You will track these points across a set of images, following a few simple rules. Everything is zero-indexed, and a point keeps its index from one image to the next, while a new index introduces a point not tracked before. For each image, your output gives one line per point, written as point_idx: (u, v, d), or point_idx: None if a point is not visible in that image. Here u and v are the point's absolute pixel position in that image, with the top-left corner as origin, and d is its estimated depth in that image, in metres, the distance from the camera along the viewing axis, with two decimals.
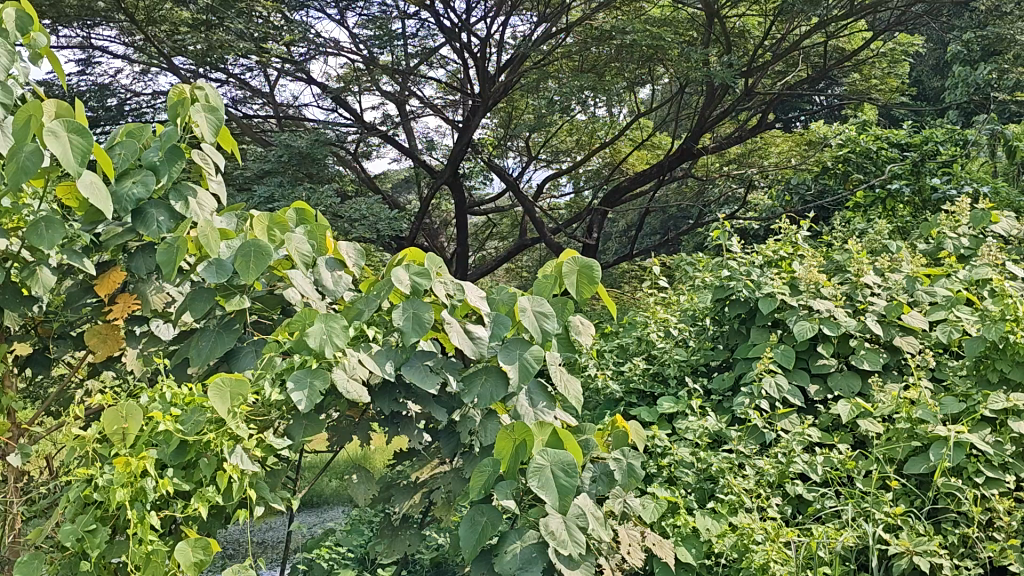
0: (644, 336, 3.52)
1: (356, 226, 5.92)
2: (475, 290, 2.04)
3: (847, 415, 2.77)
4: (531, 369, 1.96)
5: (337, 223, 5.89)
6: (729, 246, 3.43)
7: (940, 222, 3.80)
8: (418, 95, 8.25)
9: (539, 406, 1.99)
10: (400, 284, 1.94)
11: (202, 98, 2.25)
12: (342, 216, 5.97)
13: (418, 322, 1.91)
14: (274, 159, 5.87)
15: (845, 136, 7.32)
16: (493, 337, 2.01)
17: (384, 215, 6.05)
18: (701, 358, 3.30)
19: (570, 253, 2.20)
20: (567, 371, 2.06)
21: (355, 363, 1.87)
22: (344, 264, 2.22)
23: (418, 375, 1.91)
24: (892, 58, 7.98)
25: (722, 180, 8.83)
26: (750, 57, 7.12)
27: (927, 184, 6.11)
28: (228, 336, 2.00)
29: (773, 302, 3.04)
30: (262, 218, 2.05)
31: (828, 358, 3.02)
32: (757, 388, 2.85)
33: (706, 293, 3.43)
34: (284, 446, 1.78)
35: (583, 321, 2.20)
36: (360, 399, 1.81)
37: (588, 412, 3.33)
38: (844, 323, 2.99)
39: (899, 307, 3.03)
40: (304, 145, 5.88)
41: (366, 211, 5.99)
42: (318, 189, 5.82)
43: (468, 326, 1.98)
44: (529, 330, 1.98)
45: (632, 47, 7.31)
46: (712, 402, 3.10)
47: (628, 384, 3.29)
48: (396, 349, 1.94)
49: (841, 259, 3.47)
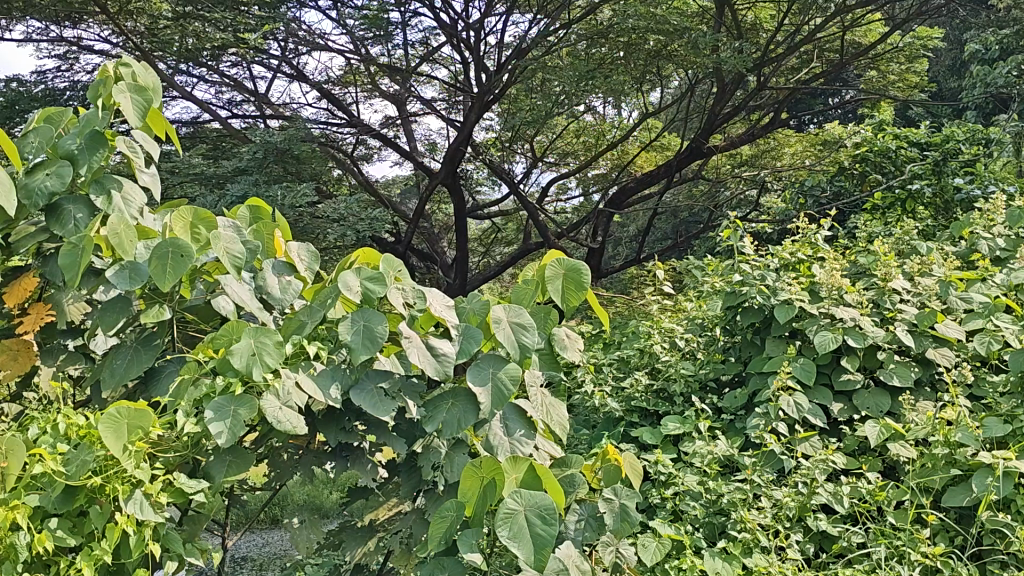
0: (647, 348, 3.20)
1: (339, 226, 5.61)
2: (439, 298, 1.74)
3: (877, 439, 2.45)
4: (506, 393, 1.67)
5: (324, 224, 5.58)
6: (741, 248, 3.11)
7: (972, 221, 3.45)
8: (419, 95, 7.97)
9: (515, 435, 1.69)
10: (350, 291, 1.64)
11: (129, 77, 1.96)
12: (323, 217, 5.69)
13: (369, 337, 1.60)
14: (248, 159, 5.62)
15: (863, 134, 6.98)
16: (461, 353, 1.70)
17: (366, 215, 5.75)
18: (711, 373, 2.96)
19: (554, 255, 1.91)
20: (548, 395, 1.77)
21: (291, 387, 1.55)
22: (294, 269, 1.94)
23: (368, 401, 1.60)
24: (910, 52, 7.56)
25: (734, 181, 8.48)
26: (765, 47, 6.78)
27: (950, 184, 5.76)
28: (146, 354, 1.69)
29: (790, 311, 2.72)
30: (184, 214, 1.72)
31: (853, 373, 2.70)
32: (774, 407, 2.53)
33: (715, 300, 3.10)
34: (200, 489, 1.47)
35: (571, 334, 1.88)
36: (296, 431, 1.50)
37: (584, 434, 3.01)
38: (871, 334, 2.67)
39: (931, 315, 2.72)
40: (285, 140, 5.61)
41: (346, 211, 5.69)
42: (295, 189, 5.51)
43: (430, 342, 1.67)
44: (505, 346, 1.69)
45: (642, 40, 7.00)
46: (724, 423, 2.77)
47: (630, 401, 2.96)
48: (345, 369, 1.63)
49: (866, 262, 3.13)
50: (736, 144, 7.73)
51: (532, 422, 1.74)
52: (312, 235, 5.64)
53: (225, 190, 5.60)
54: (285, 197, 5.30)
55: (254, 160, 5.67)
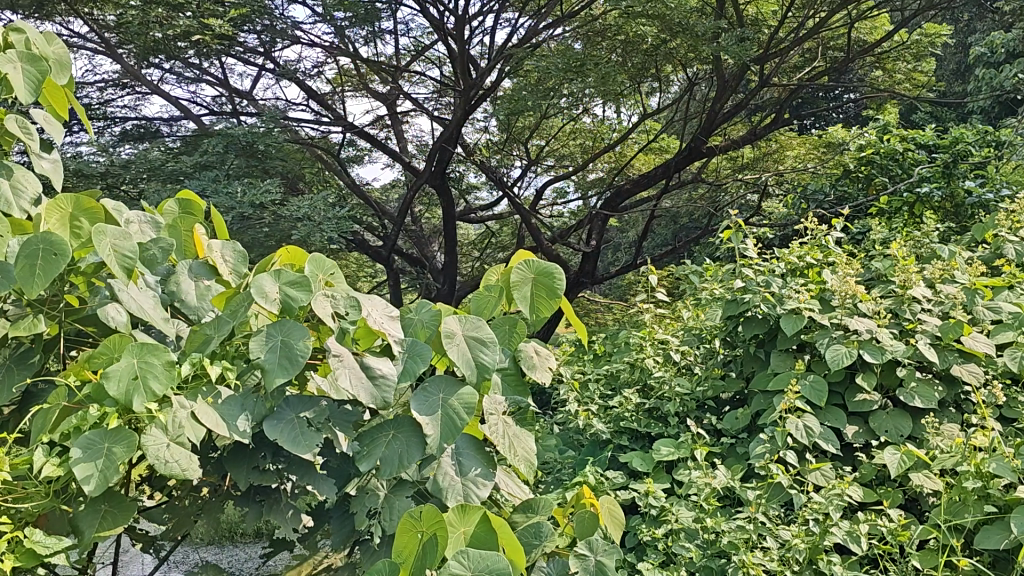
0: (638, 362, 2.89)
1: (302, 225, 5.24)
2: (377, 309, 1.44)
3: (897, 470, 2.15)
4: (458, 425, 1.38)
5: (298, 226, 5.26)
6: (743, 250, 2.80)
7: (997, 223, 3.12)
8: (408, 94, 7.67)
9: (470, 475, 1.40)
10: (265, 299, 1.34)
11: (21, 44, 1.66)
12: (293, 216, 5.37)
13: (288, 356, 1.31)
14: (215, 151, 5.47)
15: (868, 135, 6.68)
16: (404, 375, 1.41)
17: (330, 214, 5.40)
18: (710, 391, 2.65)
19: (522, 255, 1.62)
20: (512, 425, 1.48)
21: (185, 418, 1.25)
22: (216, 272, 1.64)
23: (285, 435, 1.30)
24: (917, 49, 7.21)
25: (734, 184, 8.17)
26: (770, 36, 6.41)
27: (960, 187, 5.45)
28: (22, 372, 1.41)
29: (798, 322, 2.42)
30: (63, 202, 1.44)
31: (869, 393, 2.39)
32: (781, 433, 2.23)
33: (715, 309, 2.79)
34: (62, 548, 1.17)
35: (540, 351, 1.58)
36: (187, 474, 1.21)
37: (567, 459, 2.70)
38: (890, 349, 2.36)
39: (957, 327, 2.42)
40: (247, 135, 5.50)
41: (310, 210, 5.34)
42: (258, 186, 5.24)
43: (365, 362, 1.38)
44: (458, 366, 1.41)
45: (639, 33, 6.65)
46: (724, 448, 2.47)
47: (618, 423, 2.66)
48: (258, 396, 1.33)
49: (883, 267, 2.82)
50: (736, 144, 7.39)
51: (492, 457, 1.45)
52: (284, 238, 5.33)
53: (190, 187, 5.29)
54: (252, 194, 5.10)
55: (220, 154, 5.49)
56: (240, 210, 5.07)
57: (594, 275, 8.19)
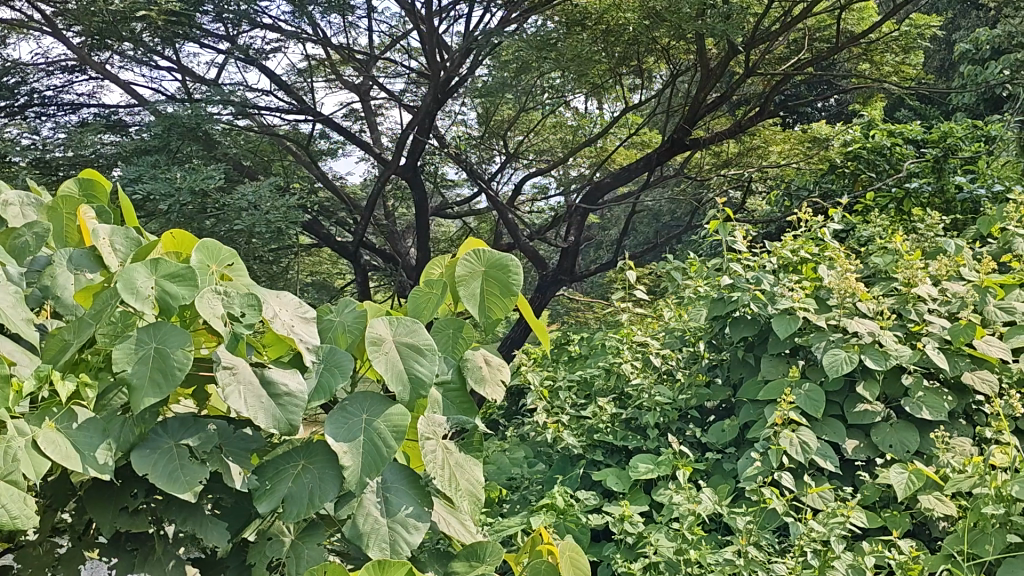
0: (615, 368, 2.61)
1: (248, 215, 4.90)
2: (286, 307, 1.17)
3: (904, 493, 1.88)
4: (383, 454, 1.12)
5: (252, 217, 4.91)
6: (731, 244, 2.53)
7: (1005, 216, 2.85)
8: (382, 84, 7.37)
9: (399, 515, 1.13)
10: (136, 297, 1.06)
11: None
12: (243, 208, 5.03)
13: (162, 369, 1.04)
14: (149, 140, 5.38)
15: (854, 132, 6.41)
16: (317, 391, 1.14)
17: (281, 204, 5.04)
18: (693, 399, 2.39)
19: (471, 243, 1.35)
20: (455, 452, 1.21)
21: (21, 450, 0.97)
22: (103, 265, 1.32)
23: (158, 471, 1.04)
24: (906, 41, 6.91)
25: (717, 181, 7.89)
26: (757, 21, 6.13)
27: (950, 182, 5.15)
28: None
29: (791, 324, 2.16)
30: None
31: (871, 404, 2.13)
32: (773, 450, 1.96)
33: (699, 308, 2.53)
34: None
35: (491, 361, 1.30)
36: (19, 524, 0.93)
37: (535, 475, 2.44)
38: (895, 354, 2.09)
39: (968, 329, 2.15)
40: (187, 120, 5.39)
41: (254, 199, 4.99)
42: (200, 172, 5.02)
43: (267, 375, 1.11)
44: (387, 381, 1.15)
45: (621, 21, 6.37)
46: (709, 464, 2.22)
47: (592, 435, 2.39)
48: (125, 420, 1.06)
49: (883, 263, 2.56)
50: (720, 136, 7.11)
51: (428, 492, 1.18)
52: (232, 231, 4.98)
53: (133, 176, 4.95)
54: (191, 179, 4.79)
55: (154, 139, 5.43)
56: (182, 198, 4.73)
57: (572, 274, 7.88)
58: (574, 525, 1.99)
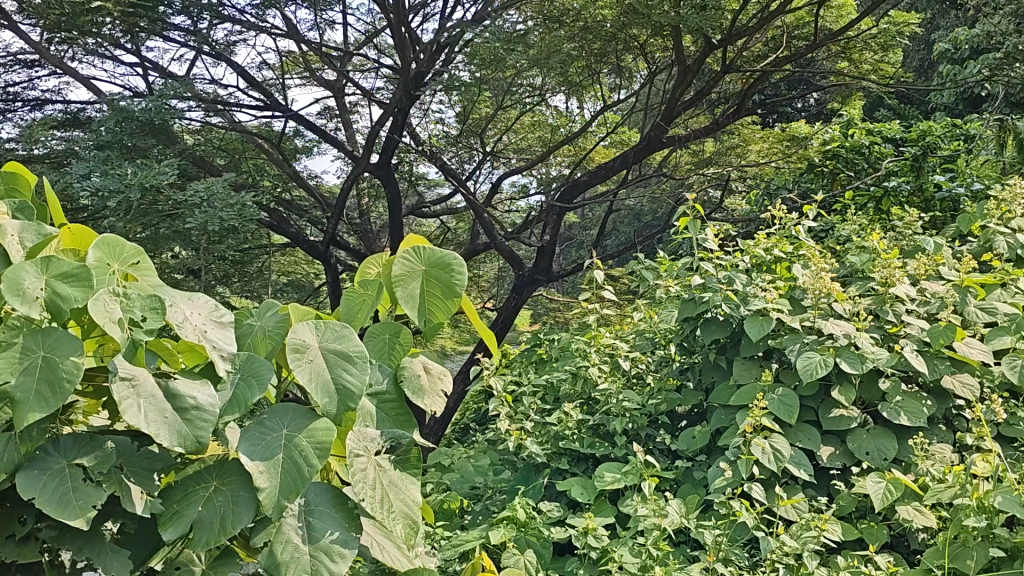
0: (581, 372, 2.51)
1: (201, 213, 4.73)
2: (198, 311, 1.06)
3: (881, 504, 1.78)
4: (304, 475, 1.00)
5: (214, 217, 4.75)
6: (701, 242, 2.43)
7: (985, 213, 2.76)
8: (356, 82, 7.23)
9: (322, 542, 1.02)
10: (21, 299, 0.94)
11: None
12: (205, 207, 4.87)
13: (51, 381, 0.92)
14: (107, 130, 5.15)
15: (833, 131, 6.33)
16: (232, 404, 1.03)
17: (240, 201, 4.87)
18: (663, 404, 2.29)
19: (410, 240, 1.25)
20: (389, 469, 1.10)
21: None
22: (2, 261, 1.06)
23: (46, 496, 0.92)
24: (884, 39, 6.84)
25: (695, 179, 7.80)
26: (735, 16, 6.02)
27: (930, 181, 5.06)
28: None
29: (763, 326, 2.06)
30: None
31: (846, 409, 2.03)
32: (744, 460, 1.86)
33: (669, 309, 2.43)
34: None
35: (431, 370, 1.20)
36: None
37: (499, 484, 2.33)
38: (871, 356, 1.99)
39: (948, 330, 2.05)
40: (151, 113, 5.20)
41: (208, 195, 4.82)
42: (153, 167, 4.84)
43: (171, 388, 1.00)
44: (310, 392, 1.04)
45: (599, 17, 6.24)
46: (679, 473, 2.12)
47: (557, 443, 2.29)
48: (10, 440, 0.94)
49: (860, 262, 2.46)
50: (697, 135, 7.03)
51: (357, 517, 1.07)
52: (191, 230, 4.83)
53: (90, 173, 4.78)
54: (141, 175, 4.61)
55: (113, 132, 5.21)
56: (133, 195, 4.55)
57: (548, 274, 7.77)
58: (536, 540, 1.88)
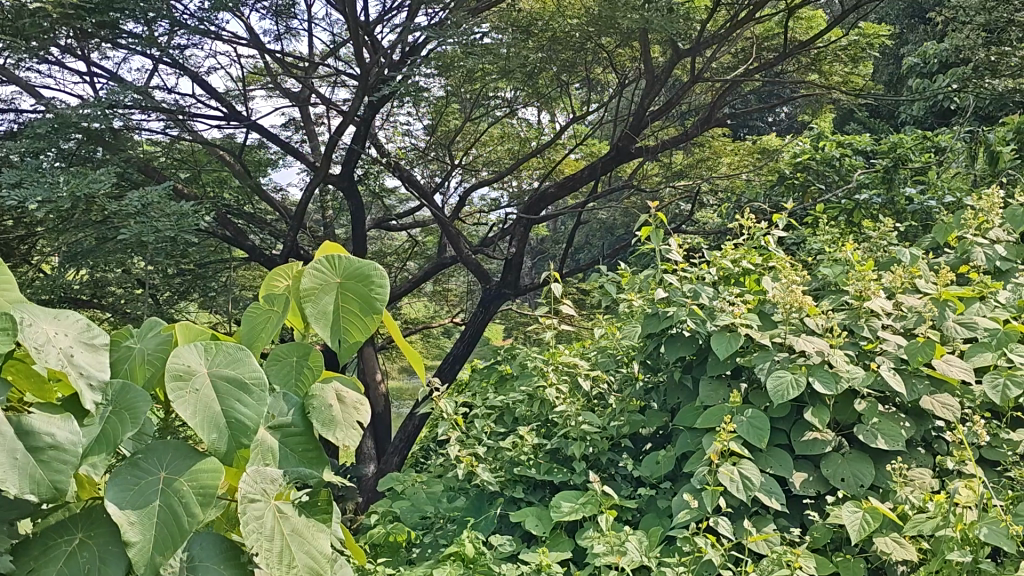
0: (539, 393, 2.36)
1: (139, 223, 4.49)
2: (63, 331, 0.90)
3: (859, 537, 1.64)
4: (183, 526, 0.87)
5: (159, 228, 4.54)
6: (665, 254, 2.29)
7: (962, 224, 2.64)
8: (318, 91, 7.06)
9: None
10: None
11: None
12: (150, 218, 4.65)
13: None
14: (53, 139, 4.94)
15: (803, 143, 6.22)
16: (101, 443, 0.89)
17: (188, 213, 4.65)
18: (625, 426, 2.15)
19: (325, 250, 1.17)
20: (291, 516, 0.96)
21: None
22: None
23: None
24: (855, 51, 6.75)
25: (665, 192, 7.67)
26: (704, 25, 5.90)
27: (901, 194, 4.95)
28: None
29: (731, 343, 1.91)
30: None
31: (820, 431, 1.89)
32: (710, 490, 1.72)
33: (632, 324, 2.29)
34: None
35: (345, 398, 1.11)
36: None
37: (451, 513, 2.18)
38: (845, 375, 1.85)
39: (927, 347, 1.90)
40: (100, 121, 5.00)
41: (149, 203, 4.57)
42: (92, 175, 4.61)
43: (26, 424, 0.84)
44: (195, 429, 0.90)
45: (567, 26, 6.10)
46: (643, 501, 1.97)
47: (512, 470, 2.14)
48: None
49: (833, 275, 2.34)
50: (667, 146, 6.90)
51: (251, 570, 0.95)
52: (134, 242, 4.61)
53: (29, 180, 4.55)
54: (75, 184, 4.37)
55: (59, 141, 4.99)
56: (66, 203, 4.33)
57: (516, 288, 7.62)
58: None
